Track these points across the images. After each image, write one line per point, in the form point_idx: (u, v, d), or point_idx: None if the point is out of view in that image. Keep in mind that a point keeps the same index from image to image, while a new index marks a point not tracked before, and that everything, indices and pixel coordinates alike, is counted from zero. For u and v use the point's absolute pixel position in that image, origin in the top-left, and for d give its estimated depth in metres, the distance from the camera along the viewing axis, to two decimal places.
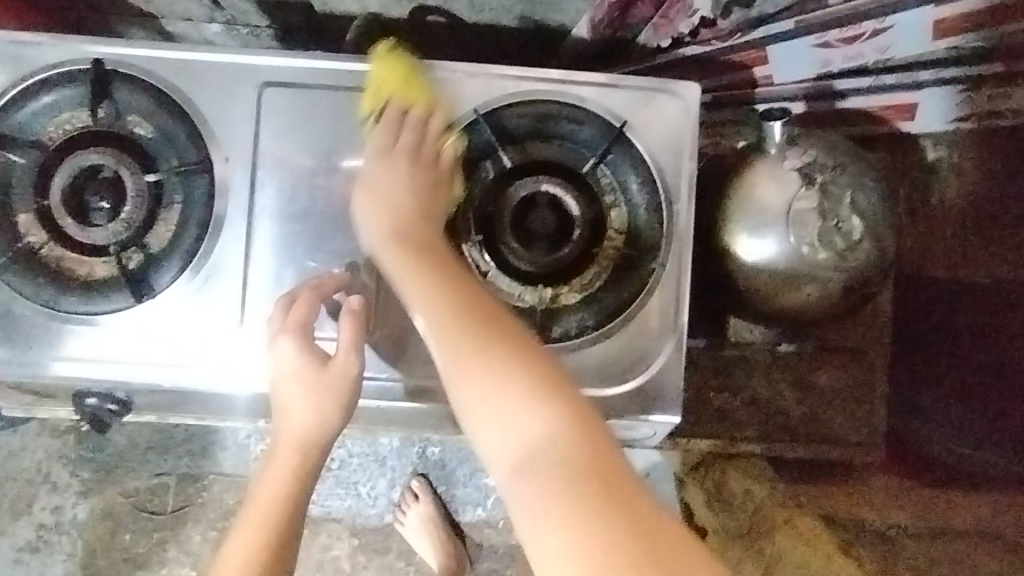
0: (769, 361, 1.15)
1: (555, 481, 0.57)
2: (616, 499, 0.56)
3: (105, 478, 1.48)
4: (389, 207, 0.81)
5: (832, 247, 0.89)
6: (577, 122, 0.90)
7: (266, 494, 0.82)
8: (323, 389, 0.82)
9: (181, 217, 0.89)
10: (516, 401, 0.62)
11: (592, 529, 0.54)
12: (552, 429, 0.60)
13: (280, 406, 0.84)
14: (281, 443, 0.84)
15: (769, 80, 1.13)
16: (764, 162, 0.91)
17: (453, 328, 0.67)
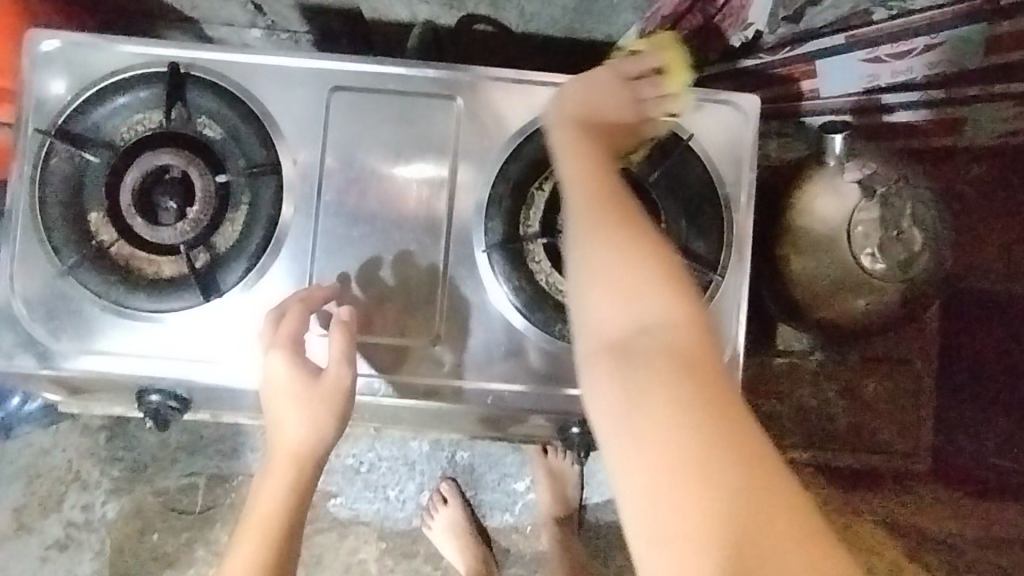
0: (815, 370, 1.17)
1: (667, 375, 0.52)
2: (727, 411, 0.52)
3: (136, 476, 1.48)
4: (594, 102, 0.74)
5: (893, 259, 0.92)
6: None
7: (259, 511, 0.79)
8: (315, 401, 0.81)
9: (248, 217, 0.90)
10: (637, 287, 0.55)
11: (696, 435, 0.50)
12: (671, 318, 0.55)
13: (271, 417, 0.82)
14: (275, 456, 0.81)
15: (814, 93, 1.14)
16: (825, 174, 0.95)
17: (595, 200, 0.60)
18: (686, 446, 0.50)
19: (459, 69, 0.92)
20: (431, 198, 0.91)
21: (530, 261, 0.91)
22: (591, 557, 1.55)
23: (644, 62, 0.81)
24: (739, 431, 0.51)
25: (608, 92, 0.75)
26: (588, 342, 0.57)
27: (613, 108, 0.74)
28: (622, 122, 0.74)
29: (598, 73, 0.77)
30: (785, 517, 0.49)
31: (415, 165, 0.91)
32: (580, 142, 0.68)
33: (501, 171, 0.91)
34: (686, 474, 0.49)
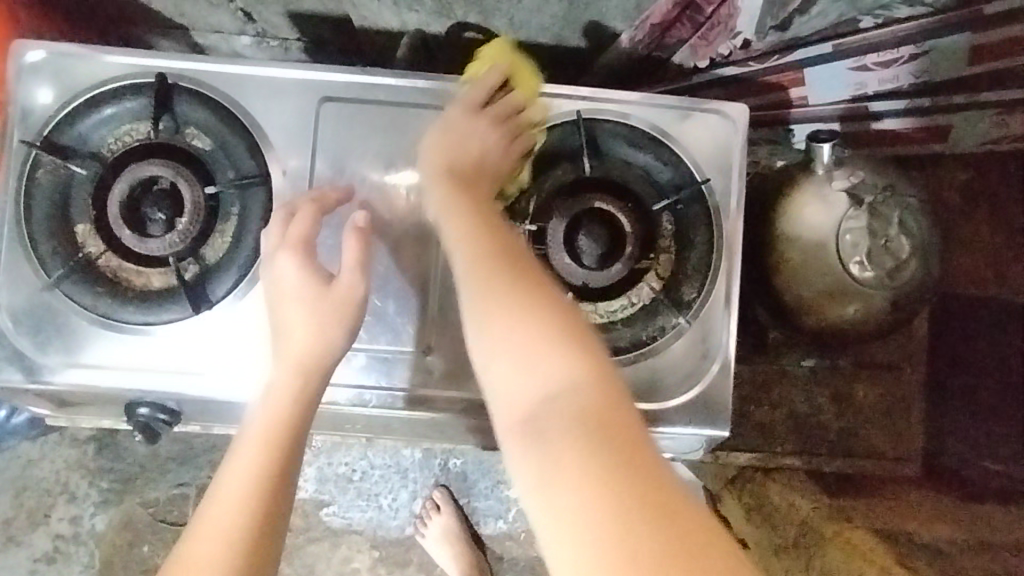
0: (807, 377, 1.17)
1: (573, 432, 0.57)
2: (629, 455, 0.56)
3: (124, 487, 1.47)
4: (456, 149, 0.85)
5: (881, 267, 0.92)
6: (628, 139, 0.93)
7: (266, 418, 0.77)
8: (328, 306, 0.81)
9: (237, 229, 0.90)
10: (539, 356, 0.62)
11: (602, 483, 0.54)
12: (571, 378, 0.60)
13: (283, 323, 0.82)
14: (282, 366, 0.80)
15: (803, 101, 1.15)
16: (812, 184, 0.96)
17: (490, 275, 0.68)
18: (595, 500, 0.53)
19: (448, 80, 0.92)
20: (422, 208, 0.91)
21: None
22: None
23: (482, 88, 0.90)
24: (644, 477, 0.54)
25: (462, 134, 0.86)
26: (505, 418, 0.63)
27: (468, 146, 0.86)
28: (490, 158, 0.86)
29: (452, 114, 0.88)
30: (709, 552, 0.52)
31: (405, 175, 0.91)
32: (473, 208, 0.77)
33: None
34: (602, 524, 0.52)
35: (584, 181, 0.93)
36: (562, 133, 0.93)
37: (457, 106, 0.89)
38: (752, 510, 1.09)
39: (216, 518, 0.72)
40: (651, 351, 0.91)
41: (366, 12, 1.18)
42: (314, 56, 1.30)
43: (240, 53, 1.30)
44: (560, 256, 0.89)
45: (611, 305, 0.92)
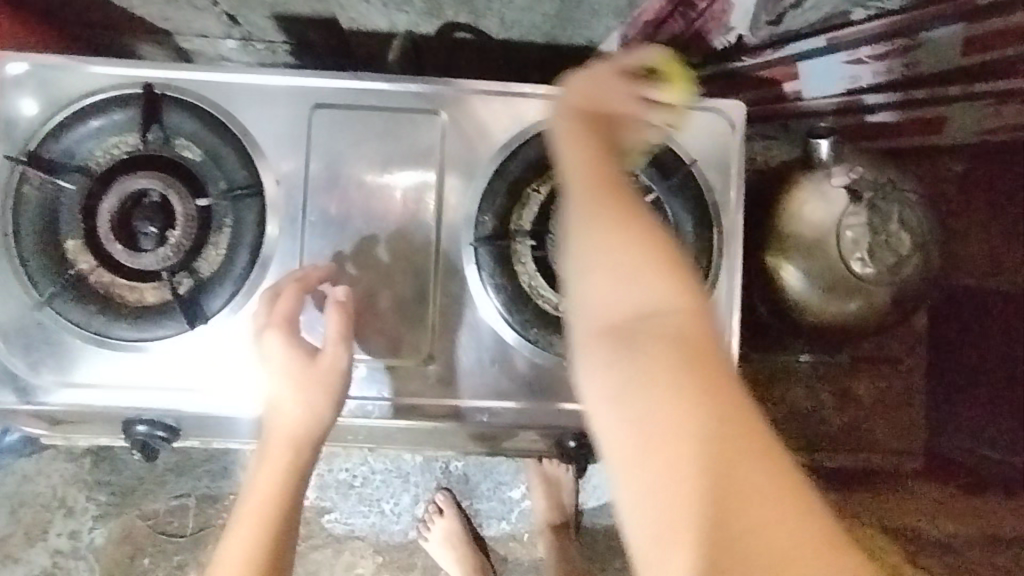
0: (807, 372, 1.17)
1: (666, 360, 0.47)
2: (738, 425, 0.46)
3: (122, 501, 1.45)
4: (595, 84, 0.59)
5: (882, 263, 0.93)
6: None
7: (256, 492, 0.78)
8: (314, 381, 0.80)
9: (231, 241, 0.88)
10: (638, 270, 0.49)
11: (698, 431, 0.46)
12: (675, 305, 0.48)
13: (273, 398, 0.82)
14: (273, 439, 0.80)
15: (798, 95, 1.15)
16: (810, 180, 0.95)
17: (598, 188, 0.51)
18: (692, 450, 0.45)
19: (441, 83, 0.90)
20: (418, 217, 0.90)
21: (514, 264, 0.90)
22: (591, 560, 1.55)
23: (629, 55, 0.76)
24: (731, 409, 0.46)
25: (599, 81, 0.59)
26: (583, 323, 0.50)
27: (619, 101, 0.59)
28: (628, 114, 0.59)
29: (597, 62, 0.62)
30: (812, 552, 0.44)
31: (402, 184, 0.90)
32: (592, 138, 0.55)
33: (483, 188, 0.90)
34: (689, 473, 0.45)
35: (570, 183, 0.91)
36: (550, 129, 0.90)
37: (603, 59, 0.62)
38: None
39: None
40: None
41: (354, 14, 1.16)
42: (303, 58, 1.28)
43: (226, 57, 1.28)
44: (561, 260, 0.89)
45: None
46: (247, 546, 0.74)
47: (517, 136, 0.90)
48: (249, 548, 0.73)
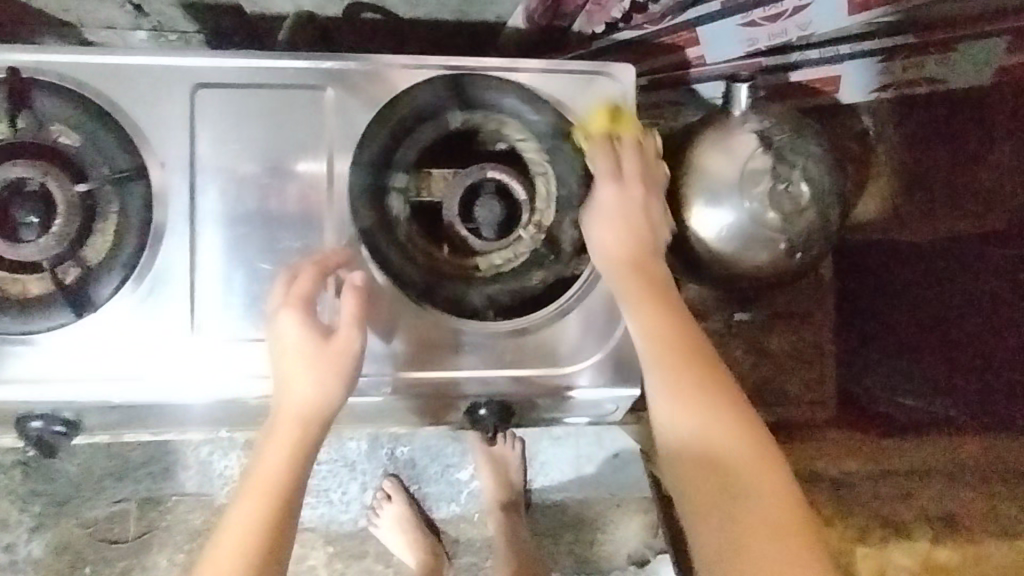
0: (724, 331, 1.24)
1: (687, 374, 0.77)
2: (735, 408, 0.76)
3: (59, 509, 1.41)
4: (619, 220, 0.87)
5: (780, 210, 0.92)
6: (503, 96, 0.90)
7: (264, 469, 0.75)
8: (326, 363, 0.79)
9: (118, 227, 0.85)
10: (659, 332, 0.81)
11: (705, 410, 0.75)
12: (719, 409, 0.75)
13: (282, 378, 0.80)
14: (280, 417, 0.78)
15: (700, 60, 1.15)
16: (718, 130, 0.94)
17: (626, 266, 0.86)
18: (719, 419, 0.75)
19: (329, 58, 0.89)
20: (310, 196, 0.88)
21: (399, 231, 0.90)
22: (544, 537, 1.56)
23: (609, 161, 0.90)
24: (778, 477, 0.72)
25: (622, 196, 0.89)
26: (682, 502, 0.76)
27: (639, 231, 0.88)
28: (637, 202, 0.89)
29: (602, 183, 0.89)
30: (771, 483, 0.72)
31: (294, 162, 0.88)
32: (627, 224, 0.87)
33: (359, 151, 0.87)
34: (711, 423, 0.75)
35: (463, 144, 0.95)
36: (438, 89, 0.89)
37: (603, 184, 0.89)
38: None
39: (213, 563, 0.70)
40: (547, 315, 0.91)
41: None
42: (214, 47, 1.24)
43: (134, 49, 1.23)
44: (460, 230, 0.91)
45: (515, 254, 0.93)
46: (251, 524, 0.72)
47: (392, 97, 0.89)
48: (251, 527, 0.72)
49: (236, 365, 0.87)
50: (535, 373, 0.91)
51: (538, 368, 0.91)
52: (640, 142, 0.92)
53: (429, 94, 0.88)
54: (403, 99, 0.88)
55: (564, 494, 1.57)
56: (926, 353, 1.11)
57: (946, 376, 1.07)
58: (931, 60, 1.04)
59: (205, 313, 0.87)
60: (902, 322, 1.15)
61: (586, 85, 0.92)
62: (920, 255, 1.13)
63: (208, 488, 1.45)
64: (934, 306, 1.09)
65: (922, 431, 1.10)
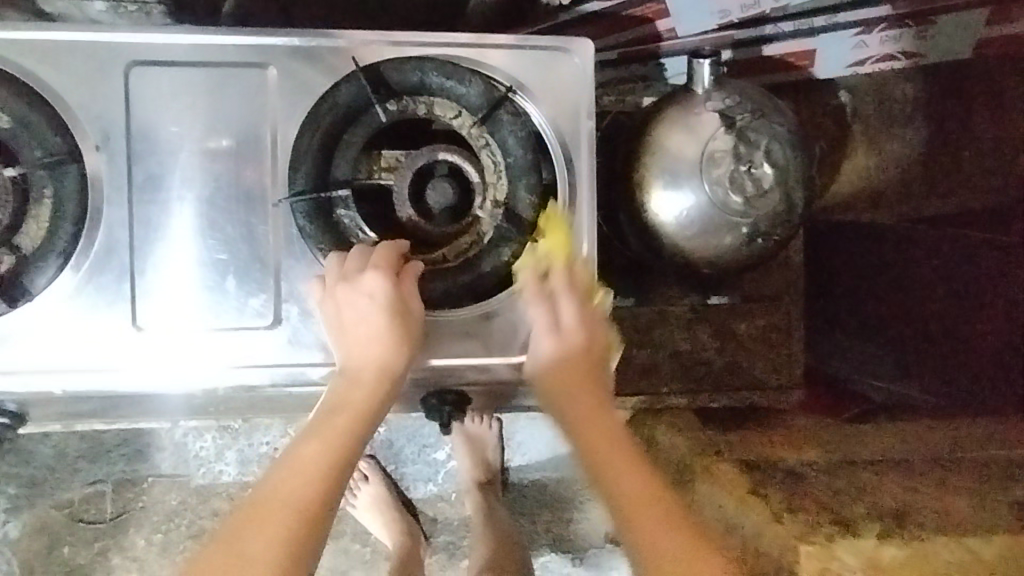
0: (689, 314, 1.13)
1: (642, 494, 0.75)
2: (688, 539, 0.71)
3: (34, 491, 1.41)
4: (557, 352, 0.84)
5: (742, 191, 0.86)
6: (451, 78, 0.85)
7: (346, 403, 0.77)
8: (403, 332, 0.80)
9: (52, 213, 0.82)
10: (607, 458, 0.78)
11: (666, 541, 0.71)
12: (677, 533, 0.72)
13: (357, 340, 0.80)
14: (360, 371, 0.79)
15: (671, 33, 1.10)
16: (677, 111, 0.90)
17: (575, 396, 0.83)
18: (676, 543, 0.71)
19: (271, 34, 0.84)
20: (254, 184, 0.85)
21: (337, 219, 0.86)
22: (521, 515, 1.56)
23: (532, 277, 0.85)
24: None
25: (564, 348, 0.84)
26: None
27: (582, 367, 0.84)
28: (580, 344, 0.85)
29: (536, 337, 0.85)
30: None
31: (238, 146, 0.84)
32: (570, 361, 0.84)
33: (301, 135, 0.83)
34: (666, 548, 0.70)
35: (414, 131, 0.92)
36: (384, 71, 0.85)
37: (538, 332, 0.85)
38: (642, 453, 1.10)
39: (280, 484, 0.71)
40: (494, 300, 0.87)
41: None
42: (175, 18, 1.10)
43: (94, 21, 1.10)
44: (408, 213, 0.85)
45: (459, 242, 0.88)
46: (323, 452, 0.73)
47: (336, 82, 0.85)
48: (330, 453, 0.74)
49: (214, 356, 0.85)
50: (486, 359, 0.86)
51: (490, 355, 0.86)
52: (573, 269, 0.87)
53: (383, 75, 0.85)
54: (354, 83, 0.84)
55: (541, 474, 1.57)
56: (910, 335, 1.10)
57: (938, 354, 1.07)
58: (911, 33, 1.06)
59: (143, 305, 0.84)
60: (880, 300, 1.14)
61: (543, 62, 0.87)
62: (903, 236, 1.11)
63: (183, 469, 1.44)
64: (919, 281, 1.09)
65: (905, 411, 1.07)
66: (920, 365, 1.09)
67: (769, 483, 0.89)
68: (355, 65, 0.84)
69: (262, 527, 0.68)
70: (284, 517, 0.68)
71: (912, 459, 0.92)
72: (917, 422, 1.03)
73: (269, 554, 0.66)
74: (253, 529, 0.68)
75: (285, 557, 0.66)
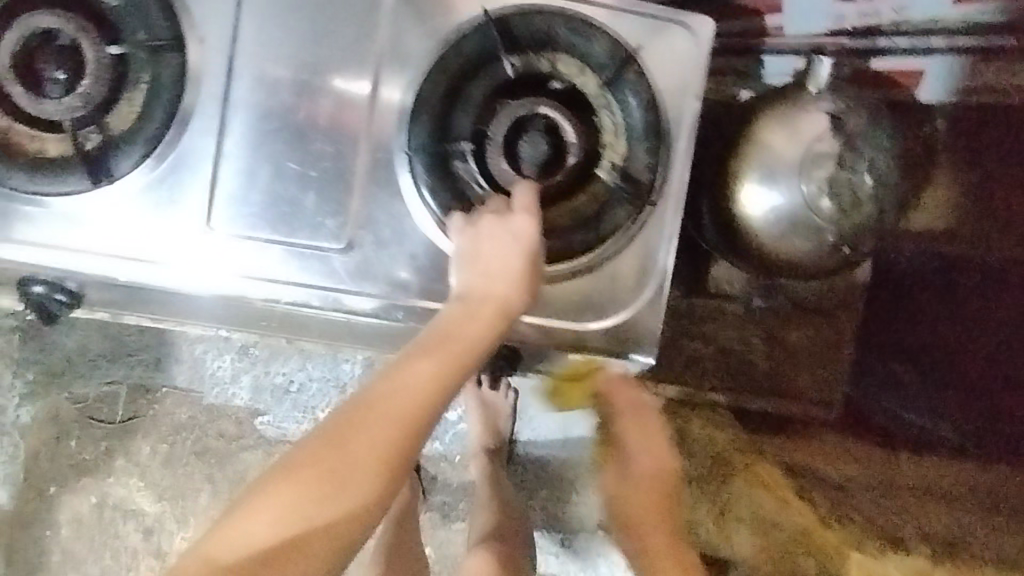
0: (743, 314, 1.15)
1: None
2: None
3: (51, 381, 1.41)
4: (642, 474, 0.95)
5: (838, 198, 0.85)
6: (579, 35, 0.84)
7: (459, 329, 0.72)
8: (526, 272, 0.77)
9: (147, 97, 0.80)
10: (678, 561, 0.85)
11: None
12: None
13: (482, 272, 0.76)
14: (478, 298, 0.75)
15: (779, 31, 1.09)
16: (785, 107, 0.88)
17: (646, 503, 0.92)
18: None
19: None
20: (348, 105, 0.83)
21: (455, 172, 0.84)
22: (519, 485, 1.54)
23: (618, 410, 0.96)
24: None
25: (647, 463, 0.95)
26: None
27: (656, 476, 0.95)
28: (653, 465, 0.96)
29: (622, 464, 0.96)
30: None
31: (339, 64, 0.83)
32: (646, 476, 0.94)
33: (427, 71, 0.83)
34: None
35: (525, 84, 0.86)
36: (512, 23, 0.83)
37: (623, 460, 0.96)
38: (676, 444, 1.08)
39: (381, 402, 0.65)
40: (592, 261, 0.86)
41: None
42: None
43: None
44: (500, 163, 0.84)
45: (576, 203, 0.87)
46: (429, 377, 0.67)
47: (458, 28, 0.83)
48: (433, 380, 0.67)
49: (284, 268, 0.84)
50: (552, 323, 0.87)
51: (558, 320, 0.87)
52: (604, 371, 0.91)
53: (506, 21, 0.83)
54: (479, 25, 0.83)
55: (546, 451, 1.54)
56: (957, 370, 1.10)
57: (975, 396, 1.08)
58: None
59: (224, 206, 0.83)
60: (940, 331, 1.11)
61: (663, 36, 0.86)
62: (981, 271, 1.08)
63: (198, 385, 1.44)
64: (977, 322, 1.08)
65: (927, 446, 1.10)
66: (957, 401, 1.09)
67: (814, 490, 1.03)
68: (482, 9, 0.83)
69: (362, 443, 0.63)
70: (388, 439, 0.64)
71: (944, 490, 1.03)
72: (930, 461, 1.08)
73: (366, 474, 0.63)
74: (352, 442, 0.63)
75: (382, 482, 0.63)
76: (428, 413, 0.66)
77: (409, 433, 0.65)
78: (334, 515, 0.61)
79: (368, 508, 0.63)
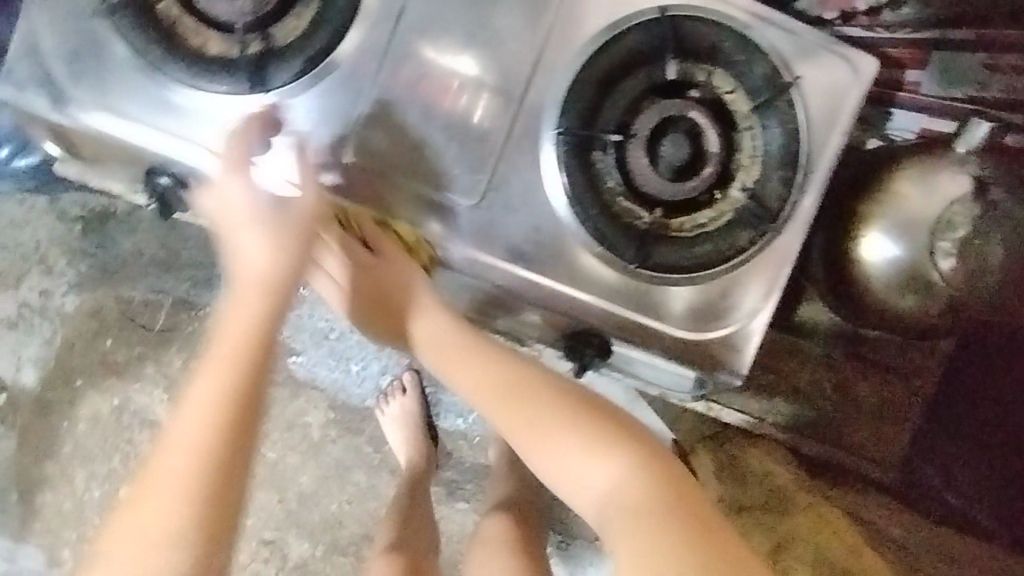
0: (819, 358, 1.17)
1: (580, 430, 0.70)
2: (677, 500, 0.63)
3: (102, 277, 1.41)
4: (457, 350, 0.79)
5: (964, 262, 0.87)
6: (739, 53, 0.84)
7: (230, 327, 0.68)
8: (283, 230, 0.75)
9: (316, 18, 0.81)
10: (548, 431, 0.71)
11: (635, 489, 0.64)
12: (614, 478, 0.66)
13: (237, 249, 0.74)
14: (237, 288, 0.72)
15: (916, 85, 1.10)
16: (929, 162, 0.87)
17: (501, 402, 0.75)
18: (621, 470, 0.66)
19: None
20: (507, 68, 0.84)
21: (592, 160, 0.85)
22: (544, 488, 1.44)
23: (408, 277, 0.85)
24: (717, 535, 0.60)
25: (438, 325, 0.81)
26: None
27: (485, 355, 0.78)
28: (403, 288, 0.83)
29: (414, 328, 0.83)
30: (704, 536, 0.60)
31: (505, 24, 0.83)
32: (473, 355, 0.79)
33: (587, 56, 0.83)
34: (646, 539, 0.60)
35: (675, 88, 0.86)
36: (682, 25, 0.83)
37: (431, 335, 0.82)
38: (726, 469, 1.12)
39: (173, 438, 0.62)
40: (702, 277, 0.85)
41: None
42: None
43: None
44: (638, 156, 0.84)
45: (700, 216, 0.86)
46: (211, 390, 0.64)
47: (626, 17, 0.84)
48: (214, 391, 0.64)
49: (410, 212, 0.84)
50: (653, 325, 0.86)
51: (662, 323, 0.86)
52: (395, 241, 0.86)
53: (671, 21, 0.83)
54: (649, 22, 0.83)
55: None
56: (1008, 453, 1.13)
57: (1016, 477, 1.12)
58: None
59: (361, 139, 0.83)
60: (1004, 414, 1.13)
61: (820, 67, 0.85)
62: None
63: None
64: None
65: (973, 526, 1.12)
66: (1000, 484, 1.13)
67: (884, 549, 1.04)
68: (658, 7, 0.83)
69: (160, 498, 0.60)
70: (179, 478, 0.60)
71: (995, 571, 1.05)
72: (978, 543, 1.10)
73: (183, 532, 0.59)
74: (152, 496, 0.60)
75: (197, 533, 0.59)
76: (221, 435, 0.62)
77: (211, 453, 0.61)
78: (164, 574, 0.58)
79: (199, 555, 0.59)
